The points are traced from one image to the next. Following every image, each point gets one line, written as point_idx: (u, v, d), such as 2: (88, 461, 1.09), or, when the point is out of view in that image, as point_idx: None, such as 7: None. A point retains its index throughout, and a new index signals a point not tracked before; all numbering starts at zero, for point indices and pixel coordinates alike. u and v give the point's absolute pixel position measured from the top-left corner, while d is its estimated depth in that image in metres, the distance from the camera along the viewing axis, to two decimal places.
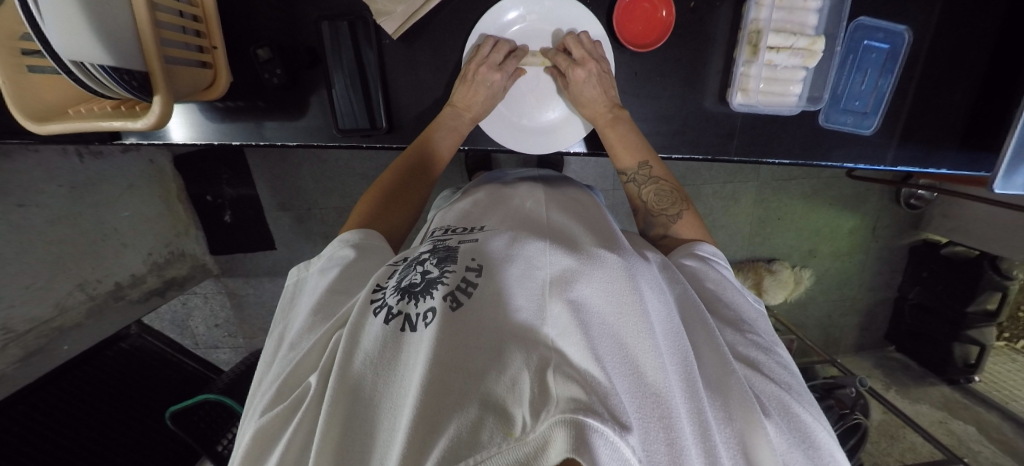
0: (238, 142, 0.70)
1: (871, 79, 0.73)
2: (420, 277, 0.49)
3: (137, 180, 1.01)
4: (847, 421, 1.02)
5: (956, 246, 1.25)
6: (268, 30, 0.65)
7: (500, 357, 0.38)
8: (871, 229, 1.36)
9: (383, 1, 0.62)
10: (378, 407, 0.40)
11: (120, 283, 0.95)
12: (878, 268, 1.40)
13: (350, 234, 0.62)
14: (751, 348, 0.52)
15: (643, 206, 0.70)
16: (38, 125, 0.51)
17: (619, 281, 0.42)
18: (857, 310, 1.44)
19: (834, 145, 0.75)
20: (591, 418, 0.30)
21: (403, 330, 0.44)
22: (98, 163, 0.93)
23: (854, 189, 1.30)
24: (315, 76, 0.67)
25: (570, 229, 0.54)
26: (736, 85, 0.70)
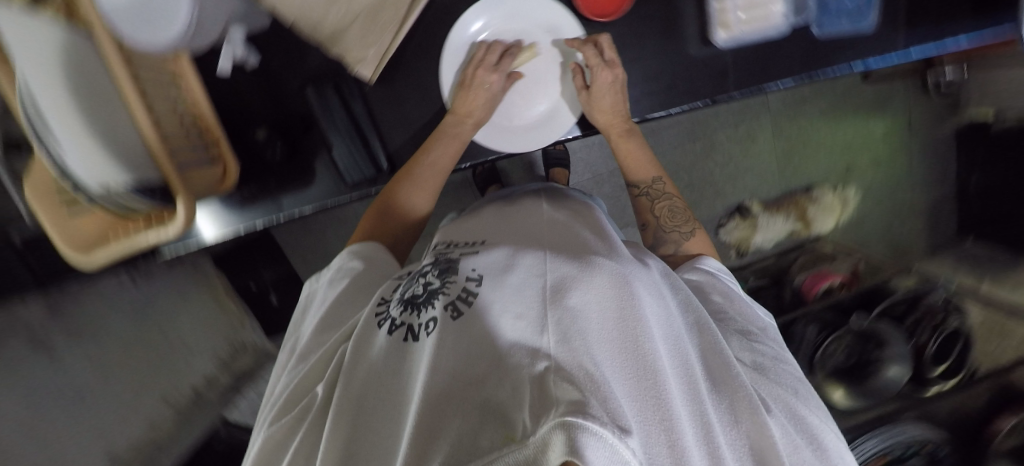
0: (261, 223, 0.73)
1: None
2: (423, 288, 0.51)
3: (188, 289, 1.05)
4: (944, 329, 0.97)
5: (1005, 118, 1.11)
6: (262, 111, 0.68)
7: (502, 362, 0.36)
8: (905, 125, 1.27)
9: (351, 50, 0.63)
10: (378, 417, 0.41)
11: (196, 388, 0.99)
12: (926, 163, 1.30)
13: (353, 250, 0.67)
14: (758, 356, 0.57)
15: (654, 220, 0.77)
16: (85, 256, 0.55)
17: (616, 290, 0.43)
18: (917, 213, 1.33)
19: (838, 50, 0.73)
20: (587, 420, 0.28)
21: (405, 339, 0.46)
22: (150, 282, 0.98)
23: (873, 91, 1.23)
24: (315, 140, 0.70)
25: (573, 239, 0.55)
26: (716, 22, 0.69)
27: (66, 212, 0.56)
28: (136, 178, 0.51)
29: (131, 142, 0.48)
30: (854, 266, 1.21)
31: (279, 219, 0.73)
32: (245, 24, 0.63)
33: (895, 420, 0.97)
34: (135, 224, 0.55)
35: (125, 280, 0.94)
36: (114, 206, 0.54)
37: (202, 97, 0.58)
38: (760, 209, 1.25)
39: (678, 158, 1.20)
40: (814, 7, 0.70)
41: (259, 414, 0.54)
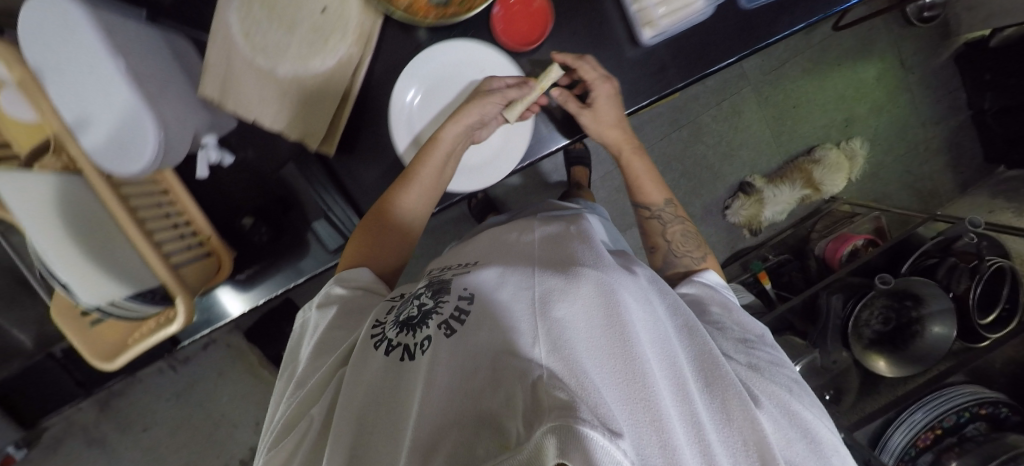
0: (257, 302, 0.64)
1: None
2: (418, 309, 0.42)
3: (224, 366, 1.14)
4: (984, 272, 0.84)
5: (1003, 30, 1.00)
6: (237, 194, 0.62)
7: (498, 384, 0.31)
8: (900, 64, 1.15)
9: (307, 124, 0.57)
10: (382, 446, 0.33)
11: (241, 454, 1.15)
12: (933, 97, 1.16)
13: (350, 272, 0.54)
14: (749, 353, 0.48)
15: (663, 243, 0.66)
16: (111, 361, 0.52)
17: (595, 291, 0.37)
18: (936, 152, 1.19)
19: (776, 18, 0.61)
20: (582, 422, 0.25)
21: (403, 360, 0.39)
22: (189, 367, 1.13)
23: (854, 37, 1.13)
24: (293, 218, 0.62)
25: (553, 243, 0.47)
26: (638, 22, 0.58)
27: (89, 324, 0.54)
28: (133, 287, 0.45)
29: (126, 262, 0.45)
30: (877, 222, 1.09)
31: (273, 297, 0.65)
32: (217, 128, 0.58)
33: (944, 384, 0.85)
34: (145, 327, 0.50)
35: (168, 369, 1.12)
36: (124, 314, 0.49)
37: (190, 200, 0.55)
38: (764, 182, 1.18)
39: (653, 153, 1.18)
40: None
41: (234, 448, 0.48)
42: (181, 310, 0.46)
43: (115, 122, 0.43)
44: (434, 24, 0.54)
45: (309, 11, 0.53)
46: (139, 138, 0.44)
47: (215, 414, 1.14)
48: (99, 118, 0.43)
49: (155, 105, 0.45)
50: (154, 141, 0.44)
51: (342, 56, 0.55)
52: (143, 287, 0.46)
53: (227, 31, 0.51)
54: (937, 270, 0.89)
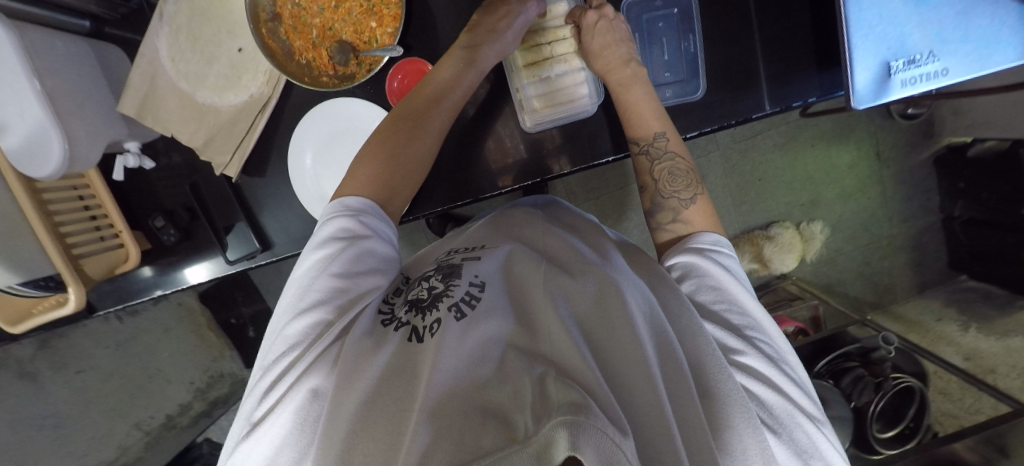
0: (169, 290, 0.68)
1: (671, 46, 0.58)
2: (427, 291, 0.44)
3: (171, 324, 1.16)
4: (887, 389, 0.86)
5: (985, 141, 1.04)
6: (148, 198, 0.65)
7: (507, 378, 0.32)
8: (876, 156, 1.18)
9: (213, 154, 0.59)
10: (380, 418, 0.33)
11: (169, 415, 1.17)
12: (904, 194, 1.20)
13: (352, 200, 0.49)
14: (761, 357, 0.42)
15: (651, 184, 0.57)
16: (13, 326, 0.56)
17: (605, 298, 0.40)
18: (898, 248, 1.23)
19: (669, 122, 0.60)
20: (592, 419, 0.26)
21: (409, 340, 0.40)
22: (135, 319, 1.13)
23: (834, 122, 1.16)
24: (204, 226, 0.65)
25: (563, 247, 0.49)
26: (517, 108, 0.59)
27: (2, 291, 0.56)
28: (24, 274, 0.52)
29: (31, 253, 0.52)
30: (814, 311, 1.13)
31: (186, 287, 0.68)
32: (138, 137, 0.61)
33: None
34: (47, 303, 0.57)
35: (112, 319, 1.11)
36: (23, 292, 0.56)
37: (107, 196, 0.60)
38: None
39: (623, 199, 1.22)
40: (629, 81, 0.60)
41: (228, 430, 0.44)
42: (73, 297, 0.53)
43: (25, 131, 0.47)
44: (335, 86, 0.54)
45: (227, 49, 0.58)
46: (44, 143, 0.47)
47: (151, 369, 1.14)
48: (15, 126, 0.47)
49: (65, 122, 0.49)
50: (57, 143, 0.47)
51: (254, 93, 0.58)
52: (36, 272, 0.53)
53: (155, 56, 0.57)
54: (845, 378, 0.90)
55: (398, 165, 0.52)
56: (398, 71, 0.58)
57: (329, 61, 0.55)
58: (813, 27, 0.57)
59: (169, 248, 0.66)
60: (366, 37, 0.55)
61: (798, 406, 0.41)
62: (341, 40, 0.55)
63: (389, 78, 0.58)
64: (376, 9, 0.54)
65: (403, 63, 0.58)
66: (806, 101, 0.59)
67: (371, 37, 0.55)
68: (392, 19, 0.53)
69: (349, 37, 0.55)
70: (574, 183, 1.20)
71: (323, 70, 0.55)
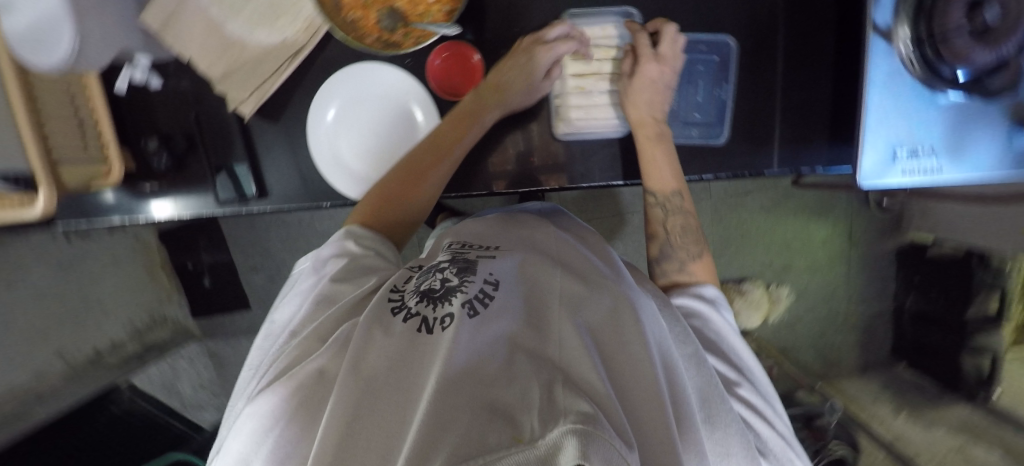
0: (145, 219, 0.63)
1: (705, 88, 0.61)
2: (441, 283, 0.44)
3: (122, 256, 1.12)
4: (824, 456, 0.92)
5: (942, 245, 1.14)
6: (148, 119, 0.61)
7: (514, 373, 0.33)
8: (848, 236, 1.26)
9: (233, 89, 0.57)
10: (383, 406, 0.34)
11: (98, 350, 1.06)
12: (866, 277, 1.28)
13: (357, 229, 0.55)
14: (754, 391, 0.47)
15: (662, 234, 0.59)
16: None
17: (622, 316, 0.41)
18: (852, 326, 1.31)
19: (687, 160, 0.62)
20: (600, 431, 0.27)
21: (419, 331, 0.40)
22: (85, 244, 1.05)
23: (817, 196, 1.23)
24: (201, 160, 0.61)
25: (578, 255, 0.50)
26: (554, 115, 0.61)
27: None
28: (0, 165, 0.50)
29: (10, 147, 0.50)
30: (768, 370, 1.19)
31: (164, 221, 0.64)
32: (153, 54, 0.58)
33: None
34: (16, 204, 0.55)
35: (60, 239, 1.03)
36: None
37: (100, 106, 0.55)
38: None
39: (613, 226, 1.24)
40: None
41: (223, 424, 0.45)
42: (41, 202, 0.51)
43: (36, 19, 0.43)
44: (379, 50, 0.54)
45: None
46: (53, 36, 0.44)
47: None
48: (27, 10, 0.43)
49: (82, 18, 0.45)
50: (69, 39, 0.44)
51: (288, 38, 0.56)
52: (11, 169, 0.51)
53: None
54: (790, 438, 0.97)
55: (405, 199, 0.57)
56: (448, 49, 0.58)
57: (377, 25, 0.54)
58: (833, 104, 0.61)
59: (156, 174, 0.62)
60: (421, 10, 0.54)
61: (784, 436, 0.47)
62: (394, 7, 0.53)
63: (432, 55, 0.58)
64: None
65: (455, 44, 0.58)
66: (814, 168, 0.62)
67: (426, 10, 0.54)
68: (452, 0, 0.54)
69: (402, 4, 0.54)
70: (571, 201, 1.22)
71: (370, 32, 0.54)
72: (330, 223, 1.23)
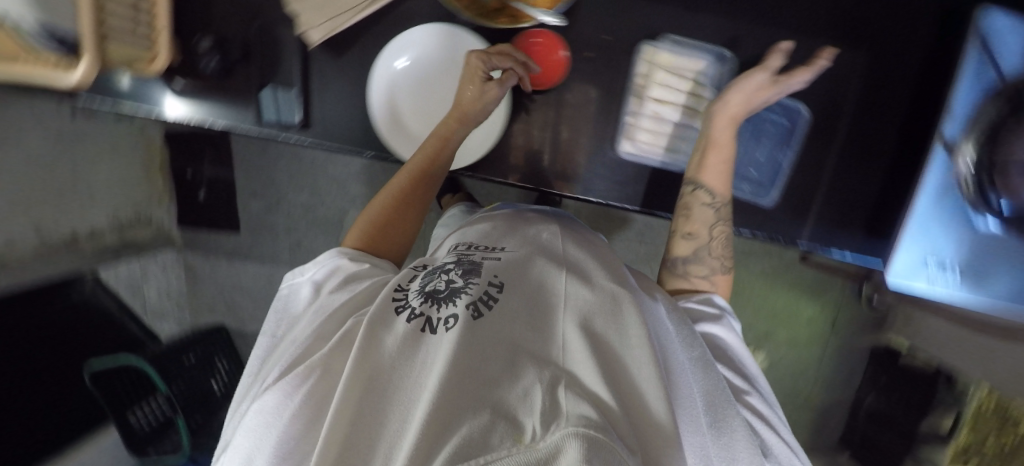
0: (172, 117, 0.60)
1: (769, 149, 0.62)
2: (445, 285, 0.50)
3: (121, 145, 1.07)
4: None
5: (914, 354, 1.18)
6: (208, 17, 0.58)
7: (513, 369, 0.37)
8: (831, 321, 1.29)
9: (308, 14, 0.56)
10: (389, 404, 0.38)
11: (76, 233, 1.01)
12: (838, 364, 1.32)
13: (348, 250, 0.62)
14: (757, 399, 0.50)
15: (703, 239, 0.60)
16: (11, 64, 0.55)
17: (631, 321, 0.43)
18: (811, 405, 1.35)
19: (730, 212, 0.63)
20: (600, 434, 0.28)
21: (422, 330, 0.44)
22: (89, 123, 1.00)
23: (816, 276, 1.26)
24: (250, 73, 0.59)
25: (587, 260, 0.53)
26: (622, 133, 0.60)
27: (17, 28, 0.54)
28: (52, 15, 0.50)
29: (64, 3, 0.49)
30: None
31: (191, 124, 0.61)
32: None
33: None
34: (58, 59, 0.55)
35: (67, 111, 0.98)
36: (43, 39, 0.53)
37: None
38: None
39: (618, 251, 1.25)
40: None
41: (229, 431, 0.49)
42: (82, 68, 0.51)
43: None
44: (469, 15, 0.54)
45: None
46: None
47: None
48: None
49: None
50: None
51: None
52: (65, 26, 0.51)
53: None
54: None
55: (402, 223, 0.67)
56: (539, 36, 0.57)
57: None
58: (879, 198, 0.62)
59: (199, 76, 0.59)
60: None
61: (790, 446, 0.49)
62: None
63: (523, 37, 0.57)
64: None
65: (547, 33, 0.58)
66: (841, 253, 0.64)
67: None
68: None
69: None
70: (586, 215, 1.22)
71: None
72: (342, 170, 1.20)
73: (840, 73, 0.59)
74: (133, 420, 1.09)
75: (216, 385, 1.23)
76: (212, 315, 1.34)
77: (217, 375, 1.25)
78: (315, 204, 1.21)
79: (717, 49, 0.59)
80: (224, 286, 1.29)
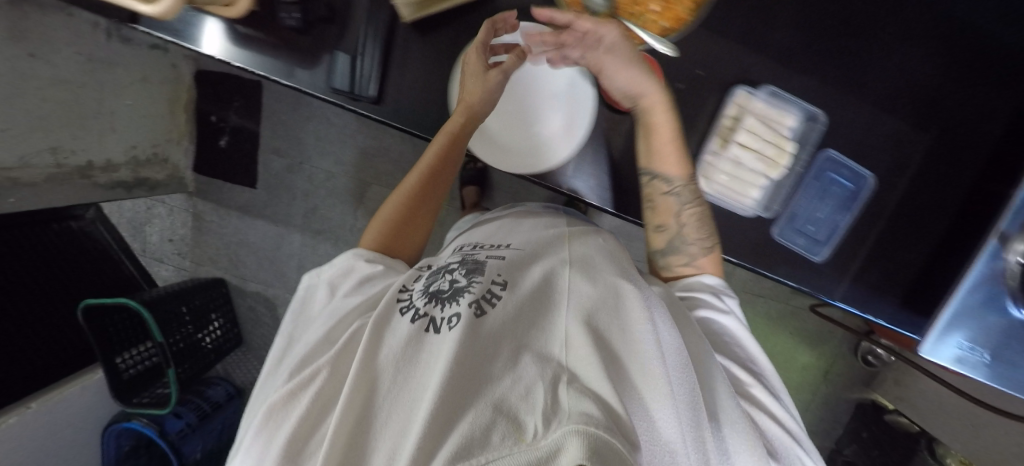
0: (238, 64, 0.57)
1: (831, 207, 0.59)
2: (450, 284, 0.54)
3: (151, 76, 1.02)
4: None
5: (900, 415, 1.21)
6: None
7: (515, 365, 0.39)
8: (824, 372, 1.31)
9: None
10: (392, 402, 0.40)
11: (92, 162, 0.96)
12: (822, 413, 1.34)
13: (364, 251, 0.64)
14: (757, 389, 0.51)
15: (674, 225, 0.58)
16: None
17: (630, 316, 0.45)
18: None
19: (778, 261, 0.61)
20: (603, 433, 0.28)
21: (427, 330, 0.47)
22: (123, 48, 0.95)
23: (817, 326, 1.28)
24: (330, 35, 0.57)
25: (593, 265, 0.55)
26: (700, 170, 0.59)
27: None
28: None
29: None
30: None
31: (257, 74, 0.58)
32: None
33: None
34: None
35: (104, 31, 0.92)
36: None
37: None
38: None
39: None
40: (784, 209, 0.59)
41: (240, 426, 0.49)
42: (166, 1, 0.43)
43: None
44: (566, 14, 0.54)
45: None
46: None
47: None
48: None
49: None
50: None
51: None
52: None
53: None
54: None
55: (414, 222, 0.69)
56: (641, 59, 0.55)
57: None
58: (920, 271, 0.62)
59: (278, 30, 0.57)
60: (636, 10, 0.53)
61: (791, 433, 0.49)
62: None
63: None
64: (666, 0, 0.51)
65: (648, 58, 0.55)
66: (877, 318, 0.64)
67: (640, 14, 0.53)
68: (673, 20, 0.52)
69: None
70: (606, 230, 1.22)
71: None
72: (371, 144, 1.18)
73: (903, 144, 0.60)
74: (120, 363, 1.09)
75: (207, 339, 1.24)
76: (212, 266, 1.31)
77: (209, 330, 1.25)
78: (338, 172, 1.18)
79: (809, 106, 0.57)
80: (230, 241, 1.27)
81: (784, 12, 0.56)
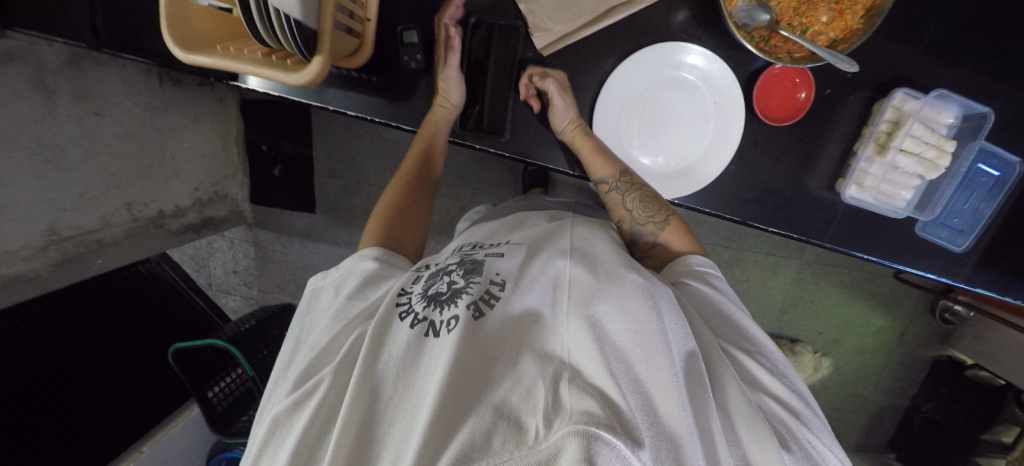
0: (353, 114, 0.62)
1: (978, 197, 0.59)
2: (448, 286, 0.51)
3: (205, 115, 0.99)
4: None
5: (980, 369, 1.20)
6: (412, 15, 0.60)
7: (515, 365, 0.38)
8: (899, 332, 1.31)
9: (543, 16, 0.55)
10: (397, 407, 0.40)
11: (163, 211, 0.94)
12: (898, 372, 1.35)
13: (369, 248, 0.62)
14: (759, 368, 0.46)
15: (628, 215, 0.61)
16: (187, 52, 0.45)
17: (638, 307, 0.40)
18: (865, 409, 1.39)
19: (919, 256, 0.61)
20: (602, 430, 0.29)
21: (426, 334, 0.45)
22: (175, 90, 0.91)
23: (892, 289, 1.27)
24: None
25: (599, 249, 0.51)
26: (853, 177, 0.57)
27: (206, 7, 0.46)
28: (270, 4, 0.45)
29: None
30: None
31: (375, 121, 0.63)
32: None
33: None
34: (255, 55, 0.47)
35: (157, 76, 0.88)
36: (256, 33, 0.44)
37: None
38: None
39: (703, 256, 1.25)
40: (932, 205, 0.59)
41: (255, 422, 0.49)
42: (313, 67, 0.42)
43: None
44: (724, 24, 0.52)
45: None
46: None
47: None
48: None
49: None
50: None
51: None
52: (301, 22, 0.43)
53: None
54: None
55: (409, 223, 0.69)
56: (799, 74, 0.55)
57: (740, 6, 0.52)
58: None
59: (399, 73, 0.61)
60: (800, 22, 0.52)
61: (794, 411, 0.44)
62: (772, 6, 0.52)
63: (778, 68, 0.55)
64: (837, 7, 0.50)
65: (804, 72, 0.55)
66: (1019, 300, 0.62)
67: (805, 26, 0.52)
68: (843, 30, 0.50)
69: (778, 6, 0.52)
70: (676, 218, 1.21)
71: (733, 13, 0.52)
72: None
73: None
74: (212, 396, 1.10)
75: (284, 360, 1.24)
76: (281, 291, 1.34)
77: None
78: None
79: (982, 107, 0.55)
80: (295, 267, 1.30)
81: (935, 4, 0.54)
